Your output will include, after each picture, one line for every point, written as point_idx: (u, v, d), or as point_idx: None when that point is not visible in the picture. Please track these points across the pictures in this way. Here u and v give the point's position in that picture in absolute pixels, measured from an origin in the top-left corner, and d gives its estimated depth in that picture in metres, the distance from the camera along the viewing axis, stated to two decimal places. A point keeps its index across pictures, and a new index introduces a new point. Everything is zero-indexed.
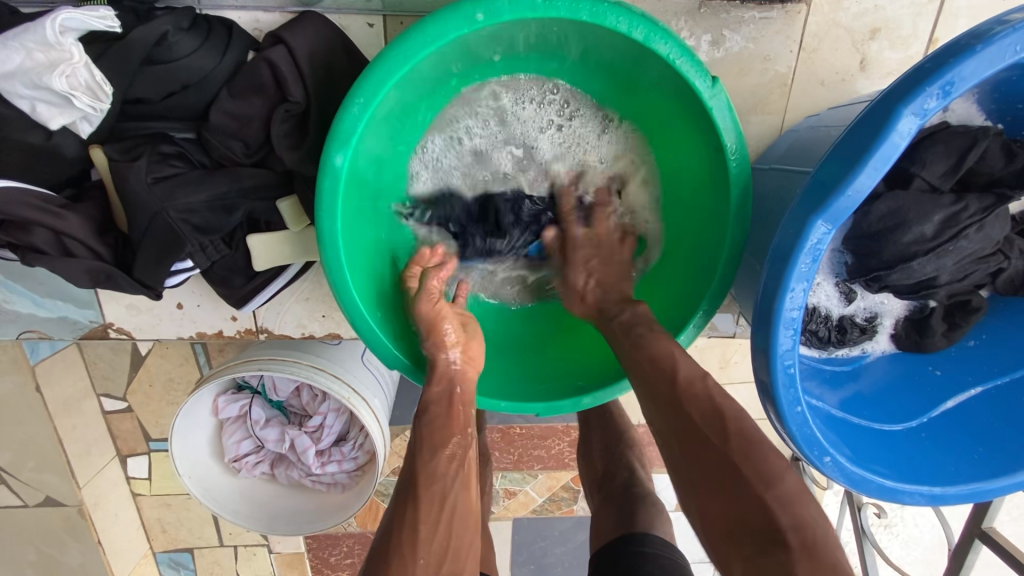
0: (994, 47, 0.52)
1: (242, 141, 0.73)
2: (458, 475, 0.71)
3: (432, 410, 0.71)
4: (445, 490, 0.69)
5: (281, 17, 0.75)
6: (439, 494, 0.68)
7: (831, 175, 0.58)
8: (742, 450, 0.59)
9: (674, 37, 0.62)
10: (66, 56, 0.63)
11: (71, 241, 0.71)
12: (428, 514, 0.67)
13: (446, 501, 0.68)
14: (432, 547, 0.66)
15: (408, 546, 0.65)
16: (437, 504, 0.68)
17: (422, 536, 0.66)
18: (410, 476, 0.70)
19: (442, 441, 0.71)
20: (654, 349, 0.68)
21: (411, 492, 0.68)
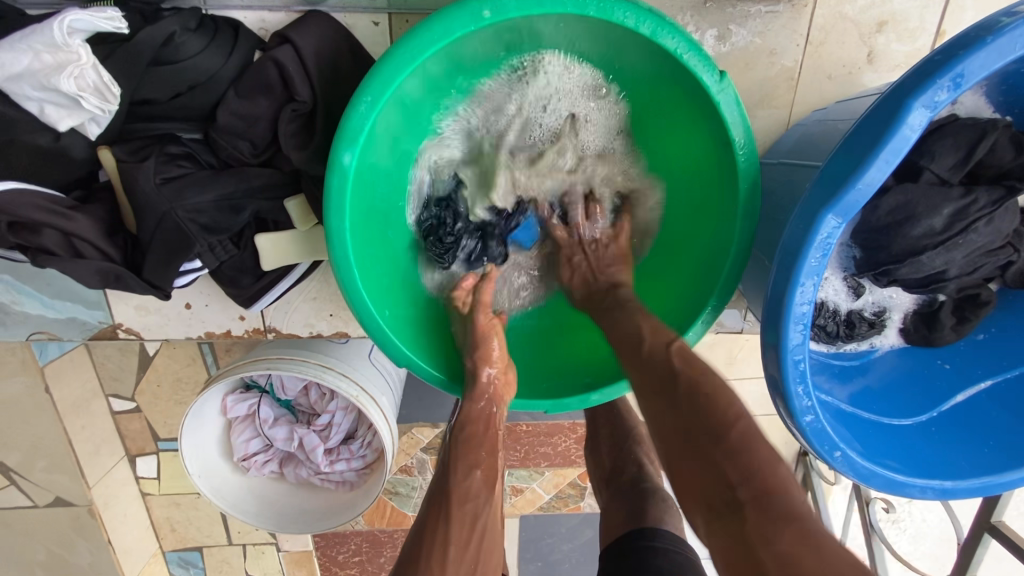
0: (1004, 38, 0.52)
1: (249, 140, 0.73)
2: (487, 494, 0.73)
3: (469, 429, 0.74)
4: (477, 511, 0.71)
5: (286, 16, 0.75)
6: (472, 513, 0.70)
7: (842, 169, 0.57)
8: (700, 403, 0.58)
9: (681, 31, 0.62)
10: (73, 57, 0.63)
11: (81, 242, 0.72)
12: (459, 535, 0.68)
13: (476, 520, 0.70)
14: (463, 562, 0.67)
15: (440, 562, 0.66)
16: (468, 522, 0.70)
17: (453, 558, 0.66)
18: (441, 490, 0.72)
19: (472, 464, 0.74)
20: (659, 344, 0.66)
21: (444, 506, 0.70)
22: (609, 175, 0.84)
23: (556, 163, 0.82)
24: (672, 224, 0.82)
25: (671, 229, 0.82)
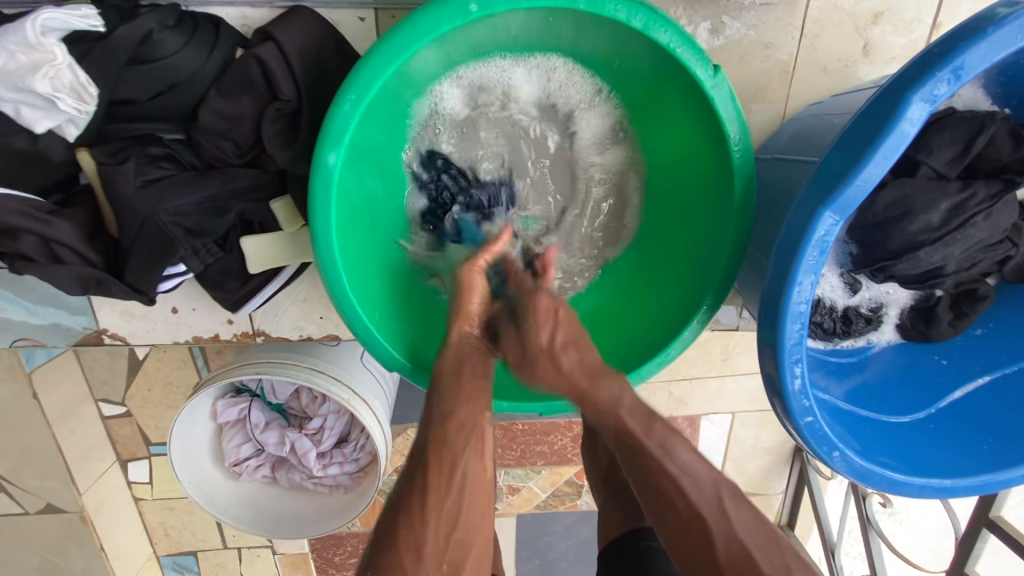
0: (1006, 29, 0.50)
1: (232, 141, 0.71)
2: (469, 444, 0.67)
3: (443, 379, 0.69)
4: (455, 457, 0.66)
5: (269, 12, 0.73)
6: (450, 460, 0.65)
7: (840, 164, 0.56)
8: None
9: (674, 25, 0.60)
10: (48, 57, 0.62)
11: (60, 247, 0.70)
12: (437, 483, 0.64)
13: (457, 470, 0.65)
14: (442, 514, 0.63)
15: (419, 505, 0.63)
16: (447, 469, 0.65)
17: (432, 507, 0.63)
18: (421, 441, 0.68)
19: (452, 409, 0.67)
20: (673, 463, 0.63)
21: (423, 459, 0.66)
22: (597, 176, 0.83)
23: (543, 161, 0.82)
24: (659, 224, 0.80)
25: (662, 227, 0.80)
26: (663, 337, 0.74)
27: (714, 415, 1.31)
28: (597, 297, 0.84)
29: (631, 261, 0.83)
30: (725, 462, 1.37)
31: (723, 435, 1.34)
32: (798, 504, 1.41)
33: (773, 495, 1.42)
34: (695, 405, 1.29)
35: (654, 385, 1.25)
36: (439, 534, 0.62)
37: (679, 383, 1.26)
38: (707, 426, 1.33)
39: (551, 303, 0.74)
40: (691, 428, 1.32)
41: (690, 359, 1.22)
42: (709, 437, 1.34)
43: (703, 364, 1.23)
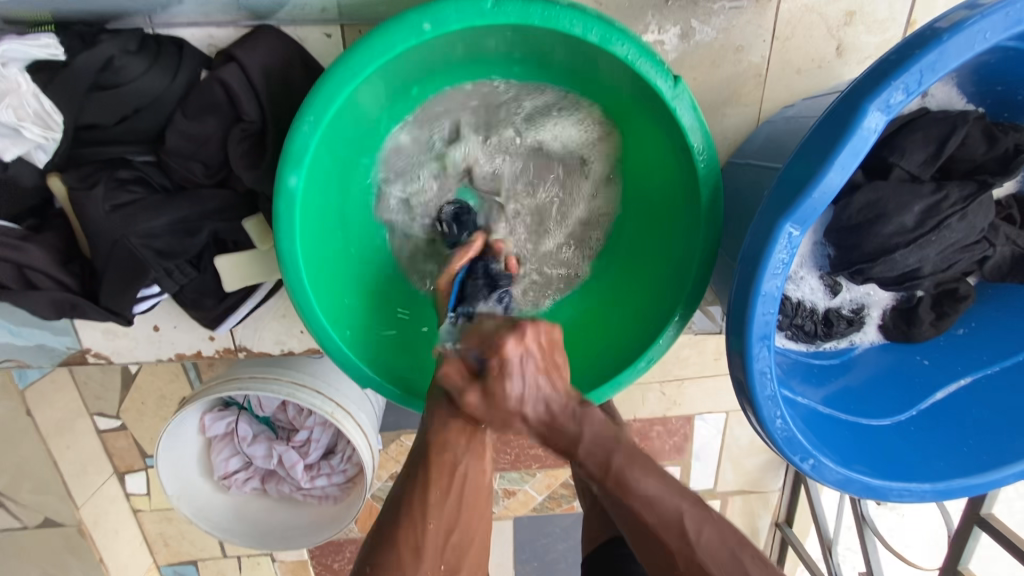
0: (961, 35, 0.50)
1: (201, 162, 0.72)
2: (469, 448, 0.66)
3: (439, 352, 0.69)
4: (456, 461, 0.65)
5: (235, 32, 0.73)
6: (452, 463, 0.65)
7: (801, 172, 0.55)
8: None
9: (631, 38, 0.60)
10: (13, 86, 0.64)
11: (32, 273, 0.71)
12: (438, 481, 0.64)
13: (457, 469, 0.65)
14: (443, 513, 0.63)
15: (418, 510, 0.62)
16: (449, 471, 0.65)
17: (433, 503, 0.63)
18: (423, 443, 0.66)
19: (446, 422, 0.65)
20: (641, 495, 0.59)
21: (423, 459, 0.65)
22: (574, 199, 0.82)
23: (523, 187, 0.82)
24: (634, 242, 0.80)
25: (642, 244, 0.79)
26: (637, 345, 0.74)
27: (708, 415, 1.31)
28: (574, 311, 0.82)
29: (611, 276, 0.82)
30: (721, 461, 1.37)
31: (717, 435, 1.33)
32: (795, 501, 1.40)
33: (770, 494, 1.42)
34: (689, 406, 1.29)
35: (647, 387, 1.25)
36: (440, 532, 0.63)
37: (671, 384, 1.25)
38: (700, 425, 1.32)
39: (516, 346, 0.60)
40: (686, 429, 1.32)
41: (681, 359, 1.22)
42: (703, 437, 1.34)
43: (695, 364, 1.23)
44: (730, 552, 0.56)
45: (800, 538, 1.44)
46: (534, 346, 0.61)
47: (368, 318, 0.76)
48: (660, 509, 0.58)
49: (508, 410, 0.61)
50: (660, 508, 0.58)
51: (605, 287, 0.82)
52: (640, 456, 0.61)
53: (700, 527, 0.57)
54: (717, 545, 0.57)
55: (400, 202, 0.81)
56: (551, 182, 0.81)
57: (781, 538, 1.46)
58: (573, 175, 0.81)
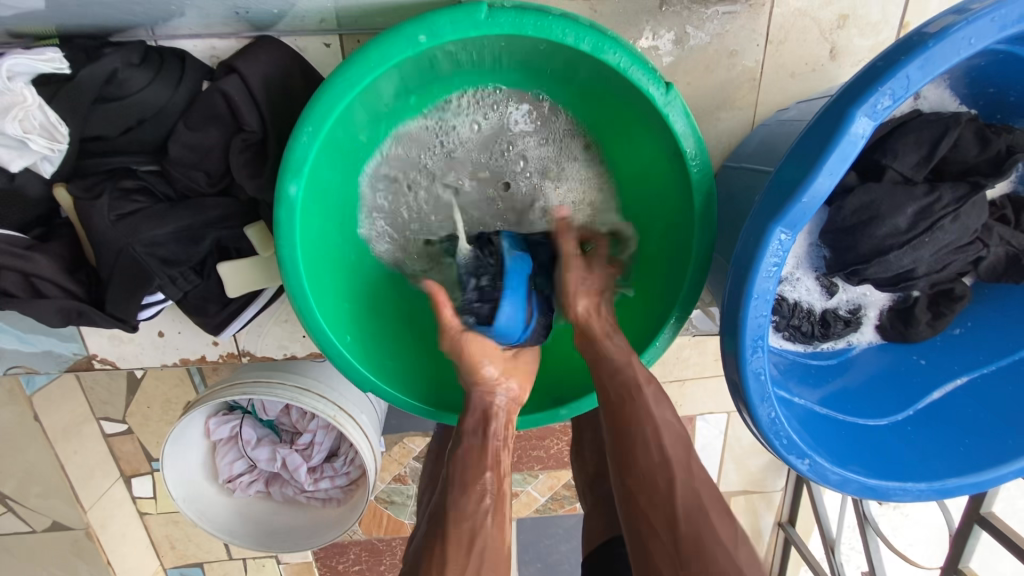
0: (947, 41, 0.50)
1: (204, 171, 0.73)
2: (490, 512, 0.65)
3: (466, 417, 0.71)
4: (475, 530, 0.63)
5: (236, 43, 0.74)
6: (470, 531, 0.62)
7: (791, 177, 0.56)
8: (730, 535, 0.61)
9: (623, 46, 0.61)
10: (19, 99, 0.64)
11: (40, 281, 0.72)
12: (457, 552, 0.61)
13: (475, 540, 0.62)
14: None
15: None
16: (467, 541, 0.62)
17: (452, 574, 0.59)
18: (439, 511, 0.65)
19: (473, 475, 0.67)
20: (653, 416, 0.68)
21: (440, 528, 0.63)
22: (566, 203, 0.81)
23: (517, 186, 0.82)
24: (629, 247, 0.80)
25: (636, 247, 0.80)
26: (634, 348, 0.75)
27: (709, 415, 1.31)
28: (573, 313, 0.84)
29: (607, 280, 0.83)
30: (723, 462, 1.37)
31: (718, 435, 1.34)
32: (797, 501, 1.41)
33: (773, 493, 1.42)
34: (689, 406, 1.29)
35: None
36: None
37: (672, 385, 1.26)
38: (702, 425, 1.33)
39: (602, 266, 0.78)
40: (686, 429, 1.32)
41: (680, 360, 1.22)
42: (705, 438, 1.34)
43: (694, 365, 1.24)
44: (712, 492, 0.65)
45: (802, 538, 1.44)
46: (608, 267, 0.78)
47: (368, 323, 0.77)
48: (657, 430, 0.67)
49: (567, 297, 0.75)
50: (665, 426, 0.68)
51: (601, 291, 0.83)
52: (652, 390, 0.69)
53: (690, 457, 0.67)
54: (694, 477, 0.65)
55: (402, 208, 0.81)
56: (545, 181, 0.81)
57: (783, 538, 1.47)
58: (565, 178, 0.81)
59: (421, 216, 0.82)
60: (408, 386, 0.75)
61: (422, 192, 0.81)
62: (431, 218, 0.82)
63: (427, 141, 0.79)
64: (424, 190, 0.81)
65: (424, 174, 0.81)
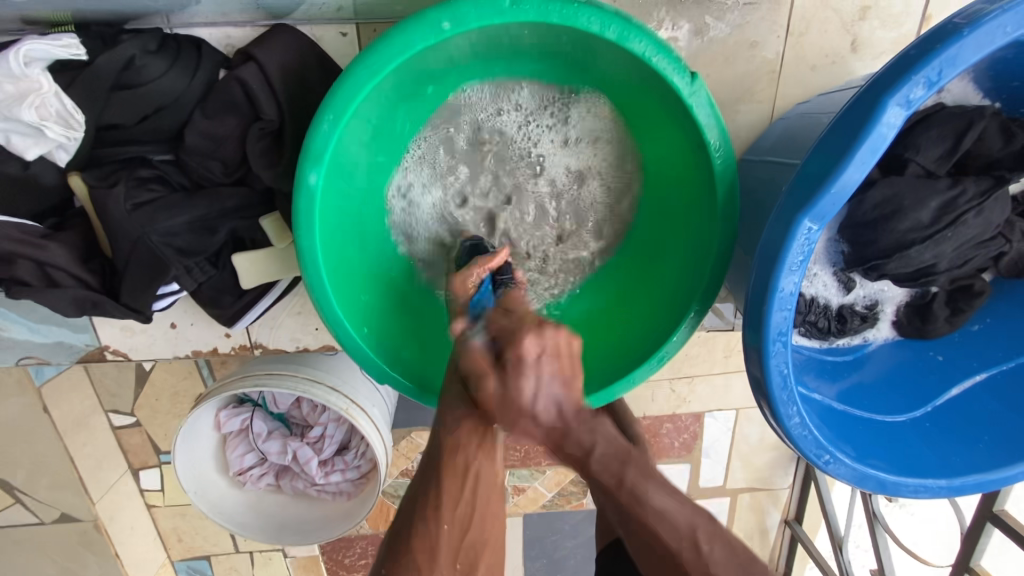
0: (982, 31, 0.50)
1: (220, 160, 0.72)
2: (479, 447, 0.69)
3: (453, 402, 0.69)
4: (468, 460, 0.69)
5: (251, 32, 0.73)
6: (464, 463, 0.69)
7: (818, 169, 0.55)
8: None
9: (649, 34, 0.60)
10: (35, 86, 0.64)
11: (56, 271, 0.72)
12: (453, 480, 0.69)
13: (470, 468, 0.69)
14: (456, 510, 0.68)
15: (433, 513, 0.67)
16: (461, 471, 0.69)
17: (447, 503, 0.68)
18: (437, 440, 0.70)
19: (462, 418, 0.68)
20: (650, 507, 0.61)
21: (437, 460, 0.69)
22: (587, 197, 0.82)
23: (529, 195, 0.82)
24: (653, 242, 0.80)
25: (653, 242, 0.79)
26: (651, 341, 0.74)
27: (718, 412, 1.31)
28: (584, 306, 0.84)
29: (623, 272, 0.83)
30: (731, 459, 1.37)
31: (727, 432, 1.33)
32: (805, 498, 1.40)
33: (780, 491, 1.42)
34: (699, 402, 1.29)
35: (656, 384, 1.25)
36: (453, 531, 0.67)
37: (681, 381, 1.25)
38: (710, 422, 1.32)
39: (536, 346, 0.62)
40: (695, 426, 1.32)
41: (690, 356, 1.21)
42: (714, 434, 1.34)
43: (704, 361, 1.23)
44: (739, 569, 0.57)
45: (809, 536, 1.43)
46: (550, 345, 0.63)
47: (383, 312, 0.76)
48: (670, 522, 0.60)
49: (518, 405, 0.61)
50: (671, 520, 0.60)
51: (617, 284, 0.83)
52: (650, 472, 0.64)
53: (711, 542, 0.59)
54: (727, 559, 0.58)
55: (421, 205, 0.81)
56: (559, 192, 0.82)
57: (790, 535, 1.46)
58: (588, 174, 0.81)
59: (443, 208, 0.82)
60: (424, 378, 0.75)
61: (447, 182, 0.82)
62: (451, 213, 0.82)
63: (455, 133, 0.80)
64: (450, 181, 0.82)
65: (450, 165, 0.81)
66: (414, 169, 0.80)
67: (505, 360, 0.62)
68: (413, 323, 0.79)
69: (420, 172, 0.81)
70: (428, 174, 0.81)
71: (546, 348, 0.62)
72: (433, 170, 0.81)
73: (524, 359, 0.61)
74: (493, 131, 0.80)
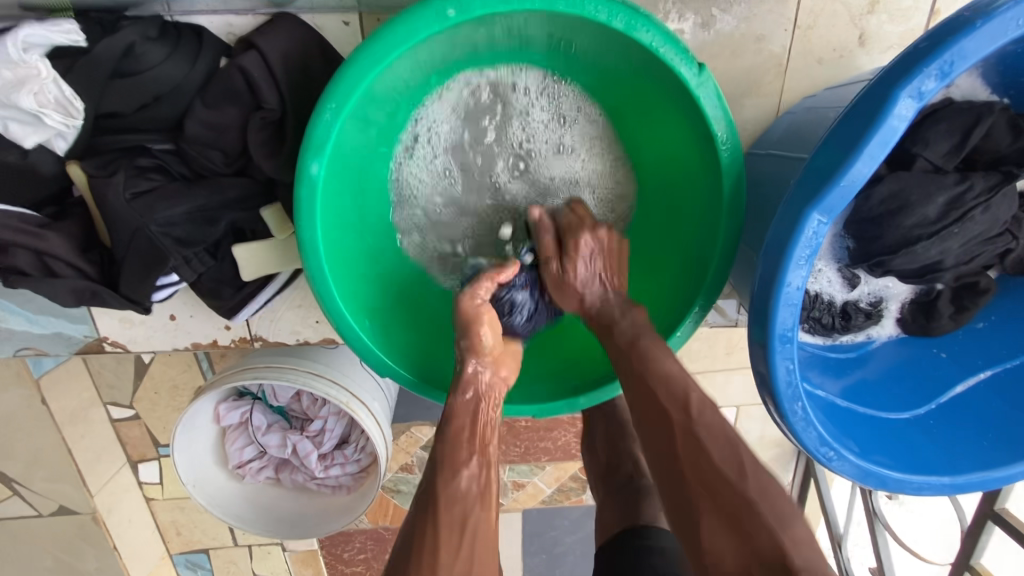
0: (996, 22, 0.49)
1: (220, 150, 0.72)
2: (477, 499, 0.65)
3: (456, 422, 0.68)
4: (466, 510, 0.63)
5: (253, 20, 0.72)
6: (461, 514, 0.63)
7: (827, 163, 0.55)
8: (759, 487, 0.56)
9: (656, 24, 0.60)
10: (33, 72, 0.63)
11: (54, 261, 0.71)
12: (449, 539, 0.61)
13: (467, 523, 0.63)
14: (454, 573, 0.59)
15: (430, 567, 0.59)
16: (459, 526, 0.62)
17: (445, 564, 0.60)
18: (428, 488, 0.65)
19: (456, 459, 0.66)
20: (657, 369, 0.64)
21: (431, 510, 0.63)
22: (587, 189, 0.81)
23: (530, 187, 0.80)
24: (657, 236, 0.79)
25: (657, 237, 0.79)
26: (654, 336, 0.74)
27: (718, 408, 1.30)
28: None
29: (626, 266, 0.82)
30: None
31: None
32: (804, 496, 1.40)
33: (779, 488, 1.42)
34: None
35: None
36: None
37: None
38: None
39: (592, 242, 0.73)
40: None
41: (692, 352, 1.21)
42: None
43: (706, 357, 1.23)
44: (728, 439, 0.59)
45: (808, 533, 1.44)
46: (604, 245, 0.73)
47: (384, 304, 0.76)
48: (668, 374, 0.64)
49: (571, 290, 0.74)
50: (672, 385, 0.63)
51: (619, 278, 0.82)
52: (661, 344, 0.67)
53: (705, 409, 0.61)
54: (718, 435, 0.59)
55: (421, 198, 0.80)
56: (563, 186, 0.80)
57: None
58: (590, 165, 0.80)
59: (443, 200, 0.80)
60: (424, 372, 0.75)
61: (445, 175, 0.80)
62: (451, 206, 0.81)
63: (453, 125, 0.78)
64: (449, 174, 0.80)
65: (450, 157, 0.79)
66: (411, 161, 0.78)
67: (563, 248, 0.73)
68: (415, 317, 0.78)
69: (418, 165, 0.79)
70: (426, 167, 0.79)
71: (598, 247, 0.73)
72: (430, 162, 0.79)
73: (578, 250, 0.72)
74: (496, 123, 0.78)
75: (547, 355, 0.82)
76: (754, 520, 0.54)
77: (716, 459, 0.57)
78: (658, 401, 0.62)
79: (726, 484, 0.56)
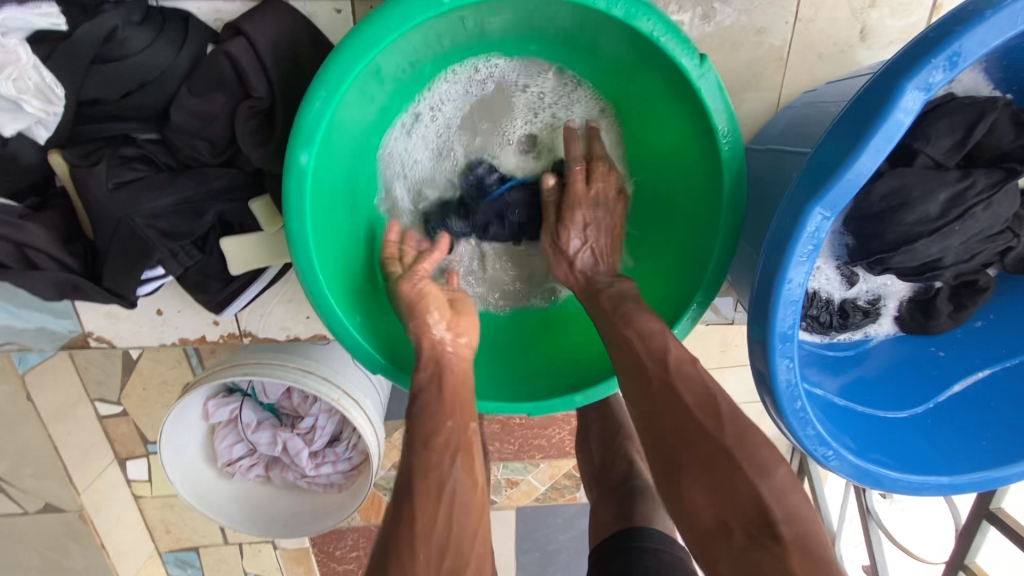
0: (1006, 12, 0.47)
1: (207, 140, 0.69)
2: (456, 462, 0.61)
3: (422, 397, 0.66)
4: (443, 477, 0.60)
5: (241, 6, 0.70)
6: (439, 483, 0.59)
7: (829, 157, 0.54)
8: (735, 436, 0.54)
9: (657, 12, 0.58)
10: (12, 57, 0.61)
11: (36, 253, 0.69)
12: (426, 506, 0.58)
13: (445, 490, 0.59)
14: (433, 543, 0.56)
15: (407, 532, 0.56)
16: (437, 496, 0.59)
17: (422, 531, 0.56)
18: (406, 465, 0.61)
19: (434, 428, 0.63)
20: (639, 328, 0.64)
21: (408, 485, 0.59)
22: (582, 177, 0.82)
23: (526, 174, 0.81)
24: (655, 230, 0.78)
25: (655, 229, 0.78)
26: None
27: None
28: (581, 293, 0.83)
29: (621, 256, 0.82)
30: None
31: None
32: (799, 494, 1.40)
33: None
34: None
35: None
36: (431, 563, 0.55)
37: None
38: None
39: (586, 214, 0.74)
40: None
41: None
42: None
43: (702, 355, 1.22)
44: (706, 389, 0.57)
45: None
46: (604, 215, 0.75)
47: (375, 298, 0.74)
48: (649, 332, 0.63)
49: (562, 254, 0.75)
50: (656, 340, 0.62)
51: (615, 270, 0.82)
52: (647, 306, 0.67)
53: (682, 364, 0.59)
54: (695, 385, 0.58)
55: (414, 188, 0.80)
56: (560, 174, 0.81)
57: None
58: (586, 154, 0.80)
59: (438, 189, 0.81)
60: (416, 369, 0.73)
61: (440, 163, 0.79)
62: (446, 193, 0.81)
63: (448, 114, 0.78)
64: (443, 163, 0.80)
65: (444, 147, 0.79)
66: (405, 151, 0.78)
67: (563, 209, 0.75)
68: None
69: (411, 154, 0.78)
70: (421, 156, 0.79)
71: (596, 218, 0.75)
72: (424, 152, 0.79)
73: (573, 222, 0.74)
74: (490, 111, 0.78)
75: (541, 352, 0.81)
76: (726, 466, 0.52)
77: (689, 405, 0.56)
78: (636, 355, 0.62)
79: (701, 431, 0.54)
